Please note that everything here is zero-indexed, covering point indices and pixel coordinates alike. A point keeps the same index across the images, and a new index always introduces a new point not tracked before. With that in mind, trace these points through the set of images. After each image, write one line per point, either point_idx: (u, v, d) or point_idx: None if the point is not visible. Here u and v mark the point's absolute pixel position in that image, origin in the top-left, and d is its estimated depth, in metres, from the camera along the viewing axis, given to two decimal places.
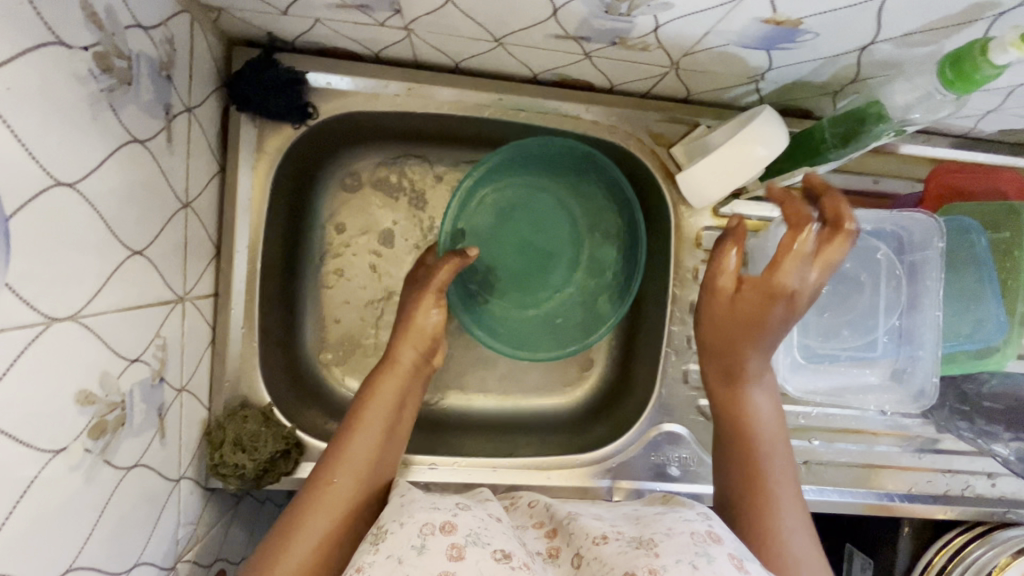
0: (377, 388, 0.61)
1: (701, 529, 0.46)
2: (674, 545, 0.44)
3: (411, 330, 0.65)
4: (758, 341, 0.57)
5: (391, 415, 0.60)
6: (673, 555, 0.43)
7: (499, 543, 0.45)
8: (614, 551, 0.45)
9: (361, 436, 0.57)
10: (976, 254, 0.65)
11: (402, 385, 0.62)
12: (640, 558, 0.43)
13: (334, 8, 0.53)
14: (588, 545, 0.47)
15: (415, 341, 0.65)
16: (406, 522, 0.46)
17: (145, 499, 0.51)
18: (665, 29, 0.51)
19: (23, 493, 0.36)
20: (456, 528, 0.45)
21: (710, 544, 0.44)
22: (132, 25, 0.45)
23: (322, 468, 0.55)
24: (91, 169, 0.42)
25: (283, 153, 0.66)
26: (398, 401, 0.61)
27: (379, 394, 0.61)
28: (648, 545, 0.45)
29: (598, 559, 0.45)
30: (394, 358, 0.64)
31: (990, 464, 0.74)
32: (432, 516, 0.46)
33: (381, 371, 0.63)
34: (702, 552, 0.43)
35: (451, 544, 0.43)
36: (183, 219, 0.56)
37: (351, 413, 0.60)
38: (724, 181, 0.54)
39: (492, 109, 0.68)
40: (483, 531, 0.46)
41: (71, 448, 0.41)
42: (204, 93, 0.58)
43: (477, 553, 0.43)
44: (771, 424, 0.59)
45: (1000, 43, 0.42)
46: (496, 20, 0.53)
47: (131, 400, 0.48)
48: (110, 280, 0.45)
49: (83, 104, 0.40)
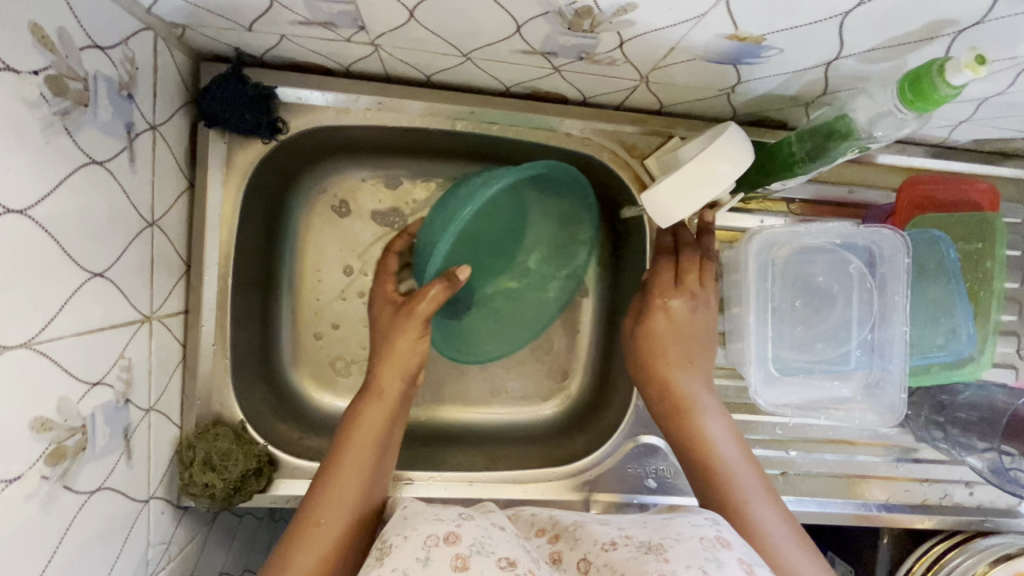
0: (360, 419, 0.59)
1: (710, 535, 0.45)
2: (683, 551, 0.43)
3: (393, 356, 0.62)
4: (671, 361, 0.62)
5: (377, 445, 0.58)
6: (683, 561, 0.42)
7: (503, 550, 0.45)
8: (624, 556, 0.45)
9: (346, 471, 0.55)
10: (945, 265, 0.65)
11: (388, 413, 0.60)
12: (649, 563, 0.43)
13: (299, 24, 0.53)
14: (597, 551, 0.47)
15: (398, 367, 0.62)
16: (411, 536, 0.46)
17: (111, 522, 0.51)
18: (629, 45, 0.51)
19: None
20: (460, 538, 0.45)
21: (719, 549, 0.43)
22: (88, 46, 0.45)
23: (308, 507, 0.53)
24: (45, 194, 0.41)
25: (253, 168, 0.66)
26: (384, 431, 0.60)
27: (363, 425, 0.59)
28: (656, 550, 0.44)
29: (608, 565, 0.45)
30: (378, 383, 0.61)
31: (968, 473, 0.74)
32: (436, 528, 0.47)
33: (365, 399, 0.61)
34: (711, 557, 0.42)
35: (456, 554, 0.43)
36: (150, 238, 0.56)
37: (336, 445, 0.58)
38: (690, 200, 0.52)
39: (464, 122, 0.68)
40: (487, 540, 0.46)
41: (27, 476, 0.40)
42: (169, 110, 0.58)
43: (482, 562, 0.43)
44: (728, 446, 0.58)
45: (955, 64, 0.41)
46: (461, 37, 0.53)
47: (93, 424, 0.48)
48: (68, 303, 0.44)
49: (35, 129, 0.40)
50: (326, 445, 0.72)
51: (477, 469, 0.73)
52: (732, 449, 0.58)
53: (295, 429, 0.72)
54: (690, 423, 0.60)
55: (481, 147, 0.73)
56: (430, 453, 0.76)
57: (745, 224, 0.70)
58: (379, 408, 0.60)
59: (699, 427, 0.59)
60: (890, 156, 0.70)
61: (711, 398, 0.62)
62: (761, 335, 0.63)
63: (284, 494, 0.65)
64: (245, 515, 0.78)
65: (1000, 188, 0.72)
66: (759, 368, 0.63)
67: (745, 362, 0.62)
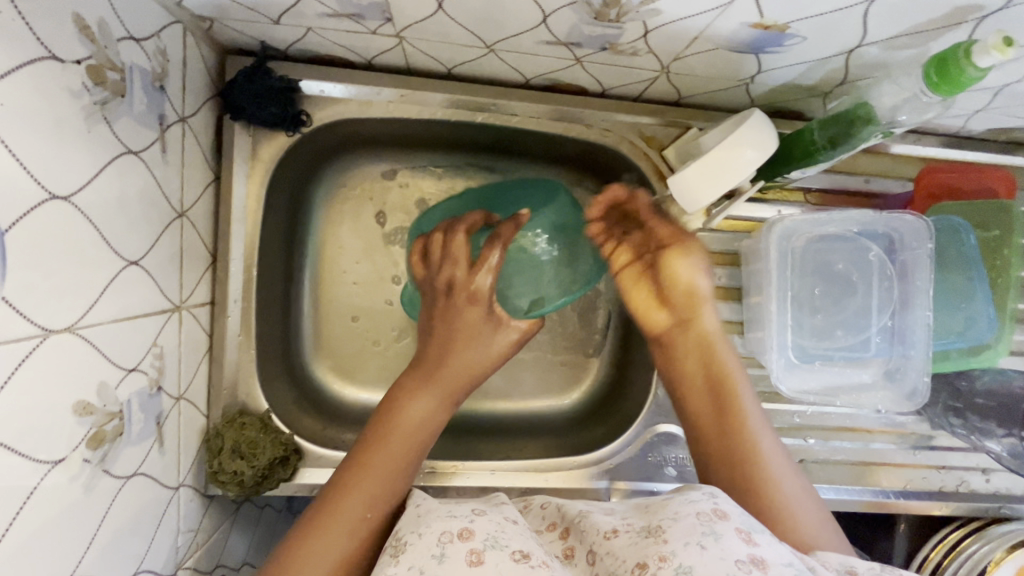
0: (405, 406, 0.58)
1: (706, 508, 0.46)
2: (682, 529, 0.44)
3: (466, 352, 0.62)
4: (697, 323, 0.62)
5: (417, 440, 0.56)
6: (681, 539, 0.43)
7: (517, 543, 0.46)
8: (625, 543, 0.46)
9: (382, 458, 0.53)
10: (965, 252, 0.66)
11: (436, 407, 0.58)
12: (650, 546, 0.44)
13: (327, 17, 0.53)
14: (600, 540, 0.48)
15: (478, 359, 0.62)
16: (425, 532, 0.47)
17: (145, 507, 0.52)
18: (654, 35, 0.51)
19: (24, 501, 0.37)
20: (473, 534, 0.46)
21: (716, 521, 0.44)
22: (124, 37, 0.46)
23: (338, 487, 0.51)
24: (86, 182, 0.42)
25: (278, 161, 0.67)
26: (431, 424, 0.58)
27: (406, 414, 0.57)
28: (656, 532, 0.45)
29: (611, 554, 0.46)
30: (438, 373, 0.60)
31: (984, 460, 0.75)
32: (449, 525, 0.47)
33: (414, 387, 0.59)
34: (709, 532, 0.43)
35: (471, 549, 0.44)
36: (179, 228, 0.57)
37: (381, 428, 0.56)
38: (713, 184, 0.53)
39: (484, 114, 0.69)
40: (500, 534, 0.47)
41: (71, 458, 0.41)
42: (197, 103, 0.59)
43: (496, 556, 0.44)
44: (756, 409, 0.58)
45: (983, 47, 0.42)
46: (487, 28, 0.54)
47: (130, 410, 0.49)
48: (108, 290, 0.45)
49: (77, 117, 0.41)
50: (348, 435, 0.73)
51: (499, 458, 0.74)
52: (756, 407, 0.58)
53: (316, 420, 0.72)
54: (724, 379, 0.59)
55: (500, 139, 0.74)
56: (448, 443, 0.77)
57: (762, 214, 0.70)
58: (431, 401, 0.58)
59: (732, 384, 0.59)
60: (906, 145, 0.70)
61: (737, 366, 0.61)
62: (781, 324, 0.64)
63: (309, 482, 0.66)
64: (266, 506, 0.79)
65: (1016, 177, 0.73)
66: (780, 356, 0.63)
67: (767, 349, 0.63)
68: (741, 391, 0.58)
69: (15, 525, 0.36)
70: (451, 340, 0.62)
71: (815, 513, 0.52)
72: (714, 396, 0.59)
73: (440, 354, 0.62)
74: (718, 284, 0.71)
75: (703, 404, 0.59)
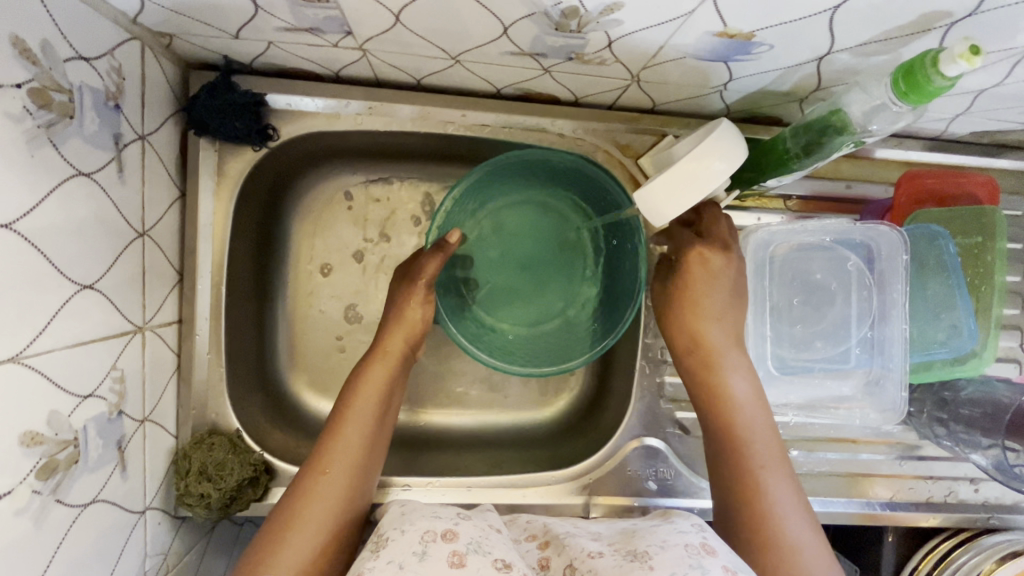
0: (365, 377, 0.61)
1: (695, 542, 0.48)
2: (669, 559, 0.46)
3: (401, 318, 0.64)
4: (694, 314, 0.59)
5: (380, 406, 0.61)
6: (668, 568, 0.45)
7: (499, 552, 0.48)
8: (607, 564, 0.47)
9: (351, 429, 0.58)
10: (944, 260, 0.64)
11: (390, 376, 0.62)
12: (634, 571, 0.45)
13: (286, 31, 0.52)
14: (582, 558, 0.50)
15: (404, 331, 0.64)
16: (407, 530, 0.49)
17: (107, 533, 0.51)
18: (619, 44, 0.50)
19: None
20: (457, 536, 0.48)
21: (703, 556, 0.47)
22: (72, 57, 0.45)
23: (315, 457, 0.56)
24: (31, 208, 0.41)
25: (246, 175, 0.66)
26: (387, 388, 0.62)
27: (367, 387, 0.61)
28: (642, 557, 0.47)
29: (592, 571, 0.48)
30: (382, 342, 0.64)
31: (972, 469, 0.73)
32: (433, 524, 0.49)
33: (371, 360, 0.63)
34: (696, 565, 0.45)
35: (453, 551, 0.46)
36: (141, 247, 0.56)
37: (340, 401, 0.61)
38: (682, 198, 0.52)
39: (455, 125, 0.68)
40: (483, 540, 0.49)
41: (17, 491, 0.40)
42: (158, 120, 0.58)
43: (478, 561, 0.46)
44: (751, 409, 0.57)
45: (949, 55, 0.40)
46: (449, 40, 0.52)
47: (86, 437, 0.48)
48: (57, 317, 0.44)
49: (19, 142, 0.40)
50: None
51: (477, 474, 0.72)
52: (754, 412, 0.57)
53: (292, 438, 0.71)
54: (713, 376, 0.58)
55: (474, 149, 0.73)
56: (427, 459, 0.76)
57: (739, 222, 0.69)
58: (381, 370, 0.62)
59: (726, 386, 0.58)
60: (888, 150, 0.69)
61: (741, 355, 0.59)
62: (758, 334, 0.63)
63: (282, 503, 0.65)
64: (248, 522, 0.77)
65: (1000, 179, 0.71)
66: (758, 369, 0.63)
67: None
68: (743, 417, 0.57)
69: None
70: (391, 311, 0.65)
71: (804, 530, 0.53)
72: (718, 426, 0.58)
73: (377, 333, 0.65)
74: None
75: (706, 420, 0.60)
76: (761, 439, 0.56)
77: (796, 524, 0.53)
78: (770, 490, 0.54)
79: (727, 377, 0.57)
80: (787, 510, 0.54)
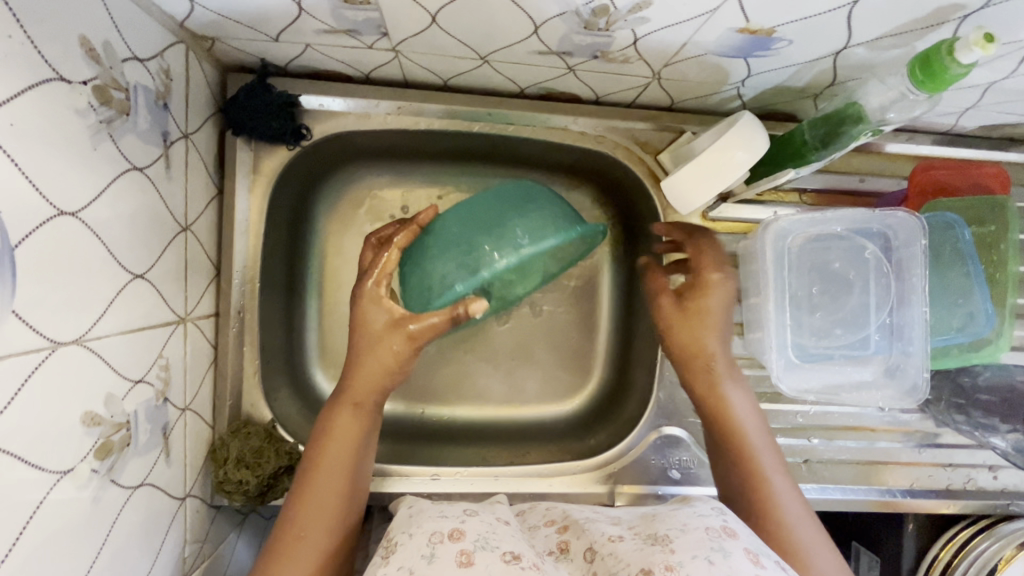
0: (335, 428, 0.58)
1: (717, 525, 0.50)
2: (689, 542, 0.47)
3: (366, 361, 0.58)
4: (709, 326, 0.62)
5: (354, 455, 0.58)
6: (689, 551, 0.46)
7: (508, 546, 0.49)
8: (629, 548, 0.49)
9: (324, 485, 0.56)
10: (961, 248, 0.66)
11: (362, 423, 0.59)
12: (655, 554, 0.46)
13: (324, 33, 0.55)
14: (602, 542, 0.51)
15: (371, 375, 0.58)
16: (416, 533, 0.51)
17: (152, 517, 0.53)
18: (644, 42, 0.53)
19: (29, 518, 0.37)
20: (464, 535, 0.49)
21: (725, 539, 0.48)
22: (129, 57, 0.47)
23: (289, 519, 0.54)
24: (93, 198, 0.43)
25: (279, 174, 0.68)
26: (360, 436, 0.59)
27: (339, 437, 0.58)
28: (662, 542, 0.48)
29: (613, 555, 0.49)
30: (348, 384, 0.59)
31: (990, 457, 0.75)
32: (440, 526, 0.51)
33: (337, 406, 0.59)
34: (717, 547, 0.46)
35: (461, 550, 0.47)
36: (184, 241, 0.58)
37: (309, 452, 0.58)
38: (707, 184, 0.55)
39: (480, 124, 0.70)
40: (490, 535, 0.50)
41: (78, 469, 0.42)
42: (200, 119, 0.60)
43: (486, 557, 0.47)
44: (747, 415, 0.62)
45: (965, 44, 0.43)
46: (480, 39, 0.55)
47: (136, 420, 0.49)
48: (114, 303, 0.46)
49: (84, 136, 0.42)
50: None
51: (503, 464, 0.74)
52: (752, 424, 0.62)
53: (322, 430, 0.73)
54: (715, 392, 0.63)
55: (498, 149, 0.75)
56: (453, 451, 0.78)
57: (754, 215, 0.72)
58: (349, 416, 0.59)
59: (724, 394, 0.62)
60: (899, 145, 0.71)
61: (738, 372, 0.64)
62: (780, 323, 0.65)
63: None
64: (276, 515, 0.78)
65: (1010, 172, 0.73)
66: (780, 356, 0.64)
67: (766, 349, 0.64)
68: (745, 430, 0.61)
69: (24, 536, 0.37)
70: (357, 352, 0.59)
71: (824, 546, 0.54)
72: (728, 444, 0.62)
73: (342, 375, 0.60)
74: None
75: (717, 447, 0.63)
76: (763, 447, 0.61)
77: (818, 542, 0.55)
78: (783, 497, 0.57)
79: (727, 389, 0.62)
80: (798, 517, 0.57)
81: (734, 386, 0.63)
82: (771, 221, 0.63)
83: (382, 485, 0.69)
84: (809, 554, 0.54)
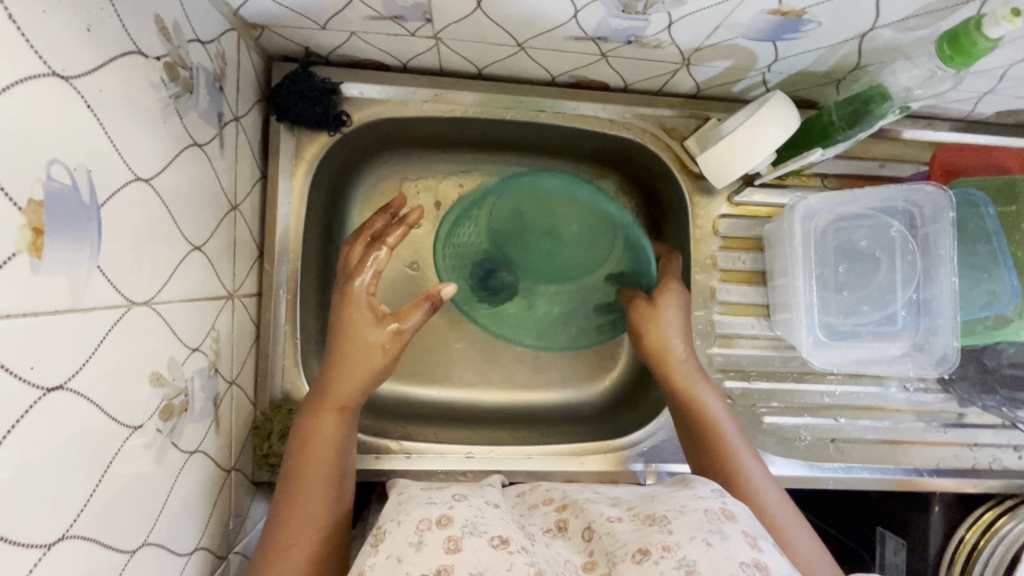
0: (313, 431, 0.57)
1: (715, 508, 0.49)
2: (687, 523, 0.47)
3: (348, 360, 0.58)
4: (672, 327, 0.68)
5: (337, 451, 0.57)
6: (687, 532, 0.46)
7: (495, 529, 0.48)
8: (626, 528, 0.49)
9: (311, 487, 0.55)
10: (985, 226, 0.68)
11: (343, 420, 0.58)
12: (653, 535, 0.47)
13: (369, 20, 0.57)
14: (600, 521, 0.51)
15: (353, 371, 0.58)
16: (403, 521, 0.50)
17: (203, 486, 0.54)
18: (678, 25, 0.55)
19: (97, 482, 0.38)
20: (451, 521, 0.48)
21: (724, 522, 0.48)
22: (193, 39, 0.50)
23: (278, 529, 0.53)
24: (163, 167, 0.46)
25: (319, 159, 0.70)
26: (341, 434, 0.58)
27: (318, 436, 0.57)
28: (660, 522, 0.48)
29: (610, 534, 0.49)
30: (329, 388, 0.58)
31: (1015, 437, 0.76)
32: (428, 512, 0.50)
33: (318, 410, 0.58)
34: (715, 530, 0.47)
35: (448, 537, 0.47)
36: (233, 220, 0.60)
37: (291, 457, 0.57)
38: (741, 161, 0.59)
39: (514, 111, 0.73)
40: (479, 520, 0.49)
41: (146, 427, 0.44)
42: (247, 104, 0.63)
43: (473, 543, 0.46)
44: (720, 414, 0.65)
45: (992, 19, 0.45)
46: (520, 25, 0.57)
47: (193, 387, 0.51)
48: (177, 271, 0.48)
49: (156, 109, 0.44)
50: (388, 426, 0.75)
51: (535, 444, 0.75)
52: (726, 419, 0.65)
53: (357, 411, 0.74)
54: (689, 392, 0.66)
55: (527, 136, 0.77)
56: (483, 432, 0.79)
57: (778, 200, 0.74)
58: (332, 420, 0.58)
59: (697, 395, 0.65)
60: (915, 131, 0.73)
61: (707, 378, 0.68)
62: (808, 302, 0.67)
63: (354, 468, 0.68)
64: None
65: None
66: (809, 333, 0.66)
67: (795, 328, 0.66)
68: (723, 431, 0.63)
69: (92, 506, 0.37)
70: (336, 354, 0.58)
71: (807, 546, 0.55)
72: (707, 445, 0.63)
73: (319, 377, 0.59)
74: (742, 268, 0.75)
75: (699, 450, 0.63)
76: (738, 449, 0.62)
77: (802, 543, 0.55)
78: (764, 499, 0.58)
79: (699, 389, 0.66)
80: (787, 521, 0.56)
81: (705, 387, 0.66)
82: (796, 200, 0.65)
83: (417, 463, 0.70)
84: (791, 536, 0.55)
